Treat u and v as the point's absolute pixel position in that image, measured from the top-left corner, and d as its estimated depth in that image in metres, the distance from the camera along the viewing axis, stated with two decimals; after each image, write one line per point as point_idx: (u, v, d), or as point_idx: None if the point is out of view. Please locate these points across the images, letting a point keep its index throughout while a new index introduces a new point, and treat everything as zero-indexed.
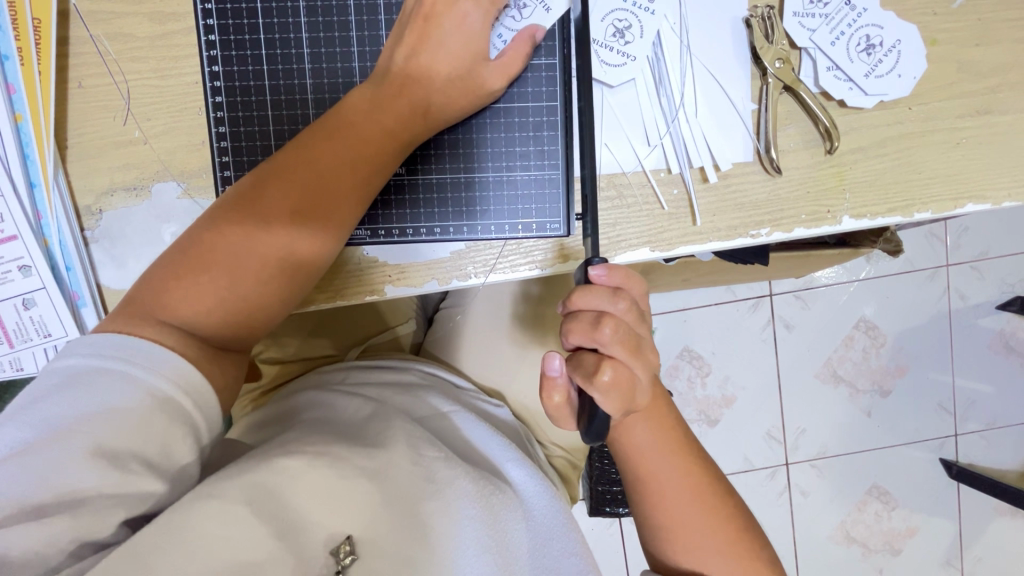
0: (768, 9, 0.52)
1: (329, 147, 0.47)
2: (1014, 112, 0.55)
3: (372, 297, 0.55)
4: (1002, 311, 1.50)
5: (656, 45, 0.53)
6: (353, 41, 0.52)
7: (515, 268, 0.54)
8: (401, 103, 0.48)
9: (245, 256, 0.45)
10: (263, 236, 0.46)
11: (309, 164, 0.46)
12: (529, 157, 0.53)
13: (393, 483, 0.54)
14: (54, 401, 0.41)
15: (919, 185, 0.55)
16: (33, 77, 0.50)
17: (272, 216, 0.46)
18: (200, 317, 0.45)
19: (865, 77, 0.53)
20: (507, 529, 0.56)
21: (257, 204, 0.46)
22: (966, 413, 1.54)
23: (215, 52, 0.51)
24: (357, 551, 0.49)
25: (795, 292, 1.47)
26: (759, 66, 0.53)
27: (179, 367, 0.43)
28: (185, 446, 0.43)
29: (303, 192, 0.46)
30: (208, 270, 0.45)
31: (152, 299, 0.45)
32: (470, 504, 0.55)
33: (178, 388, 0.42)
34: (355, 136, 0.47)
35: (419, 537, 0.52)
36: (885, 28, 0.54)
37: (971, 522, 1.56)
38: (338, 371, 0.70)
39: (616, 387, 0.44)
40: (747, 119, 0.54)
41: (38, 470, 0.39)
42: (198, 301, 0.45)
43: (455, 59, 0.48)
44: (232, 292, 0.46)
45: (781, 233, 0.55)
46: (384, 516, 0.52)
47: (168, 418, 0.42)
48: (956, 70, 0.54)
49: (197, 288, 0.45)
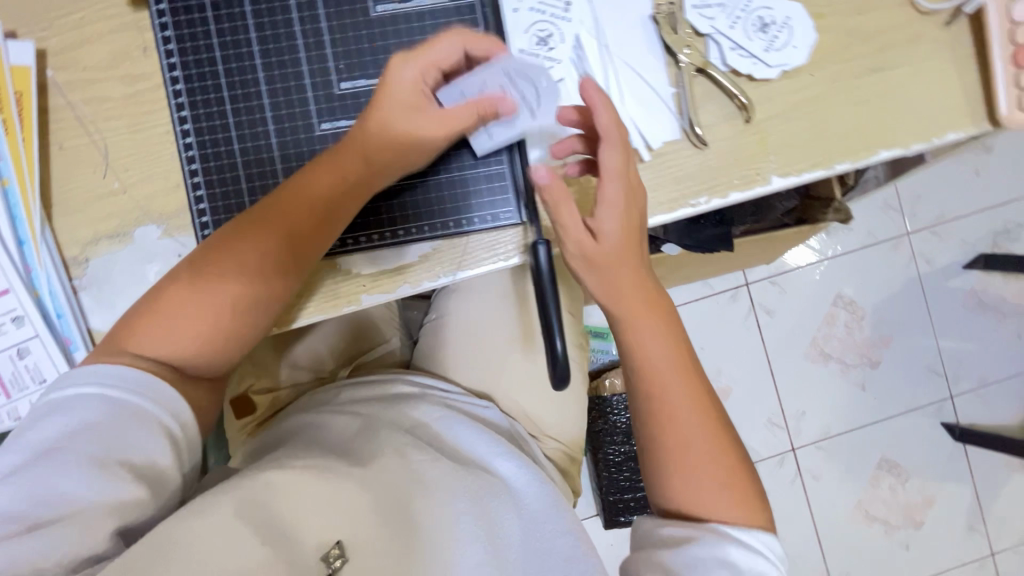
0: (671, 5, 0.59)
1: (289, 204, 0.51)
2: (904, 66, 0.61)
3: (350, 307, 0.58)
4: (970, 269, 1.54)
5: (577, 48, 0.59)
6: (304, 73, 0.56)
7: (481, 262, 0.58)
8: (359, 154, 0.51)
9: (219, 303, 0.50)
10: (237, 277, 0.50)
11: (272, 219, 0.50)
12: (476, 156, 0.58)
13: (383, 488, 0.56)
14: (43, 425, 0.45)
15: (834, 140, 0.61)
16: (18, 145, 0.55)
17: (242, 268, 0.50)
18: (177, 351, 0.49)
19: (766, 52, 0.60)
20: (500, 520, 0.57)
21: (227, 256, 0.50)
22: (957, 374, 1.56)
23: (182, 99, 0.56)
24: (347, 554, 0.51)
25: (770, 278, 1.52)
26: (672, 56, 0.60)
27: (158, 387, 0.47)
28: (165, 453, 0.47)
29: (269, 246, 0.50)
30: (184, 310, 0.49)
31: (125, 336, 0.49)
32: (460, 499, 0.57)
33: (152, 400, 0.47)
34: (320, 189, 0.51)
35: (410, 536, 0.53)
36: (775, 9, 0.60)
37: (986, 483, 1.55)
38: (328, 392, 0.72)
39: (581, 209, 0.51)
40: (669, 101, 0.60)
41: (33, 486, 0.43)
42: (175, 338, 0.49)
43: (415, 104, 0.51)
44: (207, 327, 0.50)
45: (719, 199, 0.60)
46: (374, 519, 0.53)
47: (149, 428, 0.46)
48: (844, 38, 0.61)
49: (176, 329, 0.49)
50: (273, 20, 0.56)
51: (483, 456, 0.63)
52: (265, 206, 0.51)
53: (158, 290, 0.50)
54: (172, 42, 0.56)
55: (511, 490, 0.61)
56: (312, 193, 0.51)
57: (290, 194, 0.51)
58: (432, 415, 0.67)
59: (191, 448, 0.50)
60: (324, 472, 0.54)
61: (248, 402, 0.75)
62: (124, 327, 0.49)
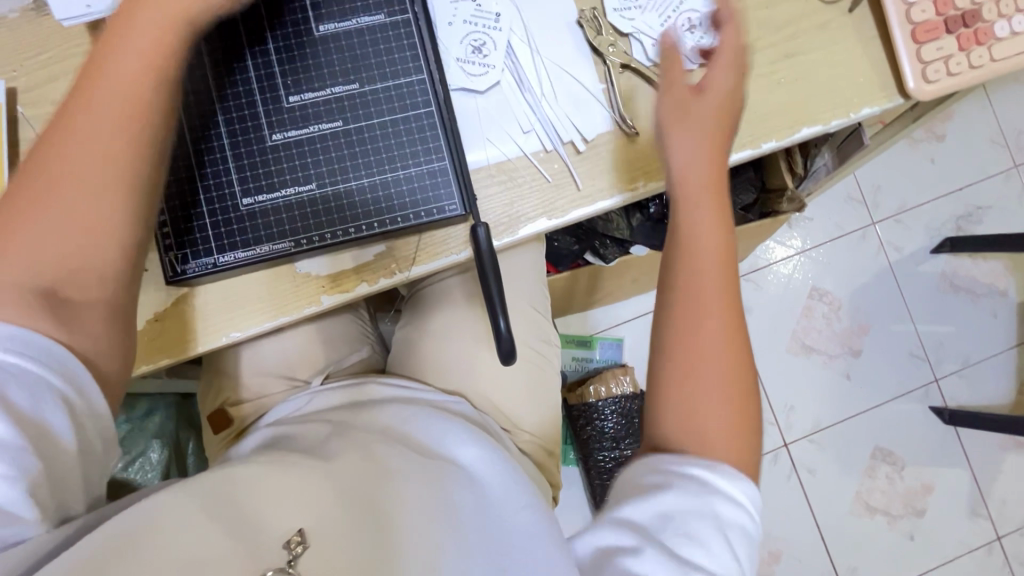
0: (593, 11, 0.64)
1: (113, 82, 0.46)
2: (815, 51, 0.66)
3: (311, 308, 0.61)
4: (938, 254, 1.58)
5: (510, 54, 0.63)
6: (250, 78, 0.57)
7: (434, 257, 0.61)
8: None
9: (72, 201, 0.45)
10: (91, 169, 0.46)
11: (98, 100, 0.46)
12: (419, 153, 0.58)
13: (349, 481, 0.51)
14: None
15: (759, 122, 0.65)
16: None
17: (82, 160, 0.46)
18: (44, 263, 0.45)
19: (691, 49, 0.65)
20: (465, 512, 0.51)
21: (62, 149, 0.45)
22: (939, 357, 1.58)
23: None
24: (310, 541, 0.46)
25: (744, 276, 1.55)
26: (599, 55, 0.64)
27: (41, 345, 0.44)
28: (57, 418, 0.43)
29: (112, 134, 0.46)
30: (38, 215, 0.45)
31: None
32: (428, 493, 0.52)
33: (40, 363, 0.43)
34: (136, 43, 0.47)
35: (378, 525, 0.48)
36: (701, 11, 0.66)
37: (983, 464, 1.55)
38: (300, 398, 0.74)
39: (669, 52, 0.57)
40: (599, 96, 0.64)
41: None
42: (39, 249, 0.45)
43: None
44: (78, 225, 0.46)
45: (655, 183, 0.64)
46: (339, 507, 0.49)
47: (41, 397, 0.43)
48: (757, 29, 0.66)
49: (29, 240, 0.44)
50: (218, 28, 0.56)
51: (450, 446, 0.59)
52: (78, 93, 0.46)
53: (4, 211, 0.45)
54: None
55: (477, 478, 0.56)
56: (132, 50, 0.47)
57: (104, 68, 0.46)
58: (404, 416, 0.64)
59: (95, 419, 0.47)
60: (296, 466, 0.52)
61: (226, 415, 0.78)
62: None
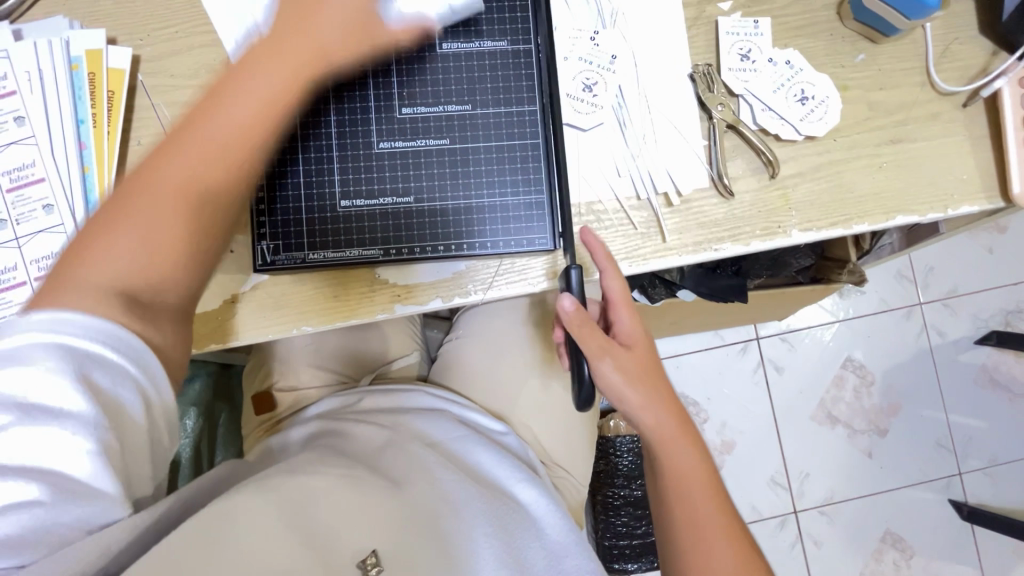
0: (707, 67, 0.64)
1: (213, 113, 0.47)
2: (921, 141, 0.66)
3: (384, 314, 0.61)
4: (981, 345, 1.51)
5: (620, 97, 0.64)
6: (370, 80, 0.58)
7: (510, 285, 0.61)
8: (302, 38, 0.47)
9: (159, 222, 0.46)
10: (190, 189, 0.46)
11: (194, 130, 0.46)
12: (519, 184, 0.60)
13: (415, 504, 0.58)
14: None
15: (853, 203, 0.64)
16: (103, 136, 0.60)
17: (170, 182, 0.46)
18: (125, 264, 0.45)
19: (801, 120, 0.64)
20: (521, 544, 0.59)
21: (156, 172, 0.46)
22: (966, 450, 1.50)
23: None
24: (382, 564, 0.52)
25: (780, 335, 1.50)
26: (706, 111, 0.65)
27: (129, 341, 0.43)
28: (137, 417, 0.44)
29: (203, 159, 0.46)
30: (130, 220, 0.46)
31: (65, 274, 0.44)
32: (486, 523, 0.59)
33: (120, 353, 0.43)
34: (250, 95, 0.47)
35: (442, 550, 0.54)
36: (817, 85, 0.65)
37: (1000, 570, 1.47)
38: (349, 397, 0.75)
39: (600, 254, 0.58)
40: (700, 152, 0.64)
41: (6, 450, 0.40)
42: (121, 252, 0.45)
43: (348, 10, 0.49)
44: (161, 248, 0.46)
45: (741, 246, 0.63)
46: (399, 531, 0.55)
47: (116, 379, 0.43)
48: (867, 109, 0.66)
49: (113, 255, 0.45)
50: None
51: (504, 481, 0.66)
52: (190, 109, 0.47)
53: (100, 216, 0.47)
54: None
55: (535, 519, 0.63)
56: (252, 83, 0.47)
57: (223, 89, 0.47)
58: (451, 435, 0.69)
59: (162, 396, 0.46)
60: (360, 483, 0.58)
61: (270, 399, 0.79)
62: (68, 259, 0.46)
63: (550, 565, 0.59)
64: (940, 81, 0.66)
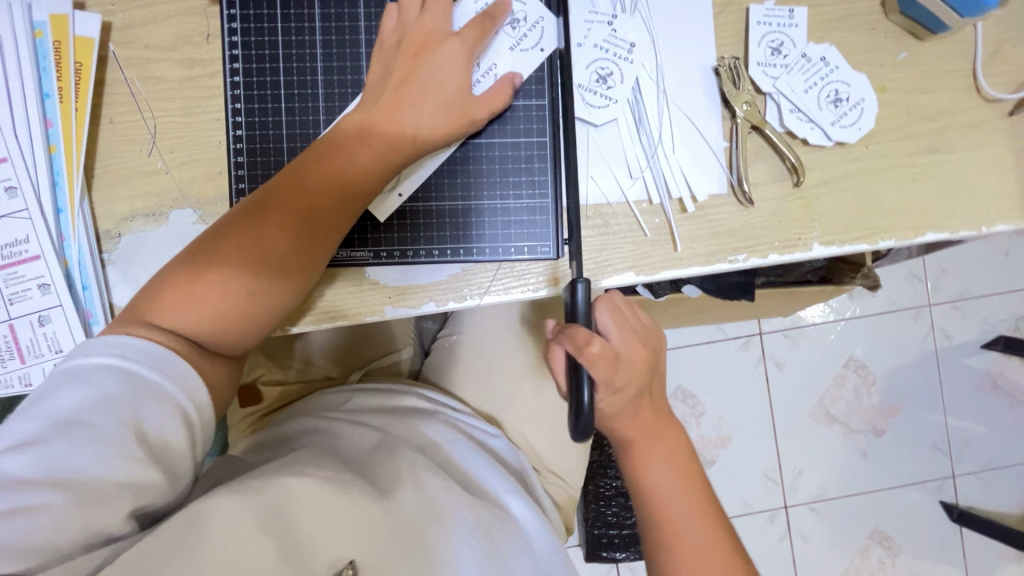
0: (734, 59, 0.59)
1: (307, 175, 0.51)
2: (959, 151, 0.60)
3: (373, 317, 0.58)
4: (987, 349, 1.48)
5: (635, 90, 0.59)
6: (363, 70, 0.57)
7: (508, 290, 0.57)
8: (391, 127, 0.53)
9: (240, 275, 0.49)
10: (260, 254, 0.50)
11: (289, 190, 0.51)
12: (521, 186, 0.57)
13: (400, 513, 0.55)
14: (58, 396, 0.44)
15: (881, 216, 0.60)
16: (71, 113, 0.55)
17: (255, 237, 0.50)
18: (196, 321, 0.49)
19: (831, 125, 0.59)
20: (507, 558, 0.57)
21: (242, 226, 0.50)
22: (962, 453, 1.49)
23: (238, 78, 0.56)
24: (359, 575, 0.52)
25: (784, 332, 1.47)
26: (729, 110, 0.59)
27: (181, 371, 0.47)
28: (180, 436, 0.46)
29: (291, 217, 0.50)
30: (208, 272, 0.49)
31: (145, 306, 0.48)
32: (472, 537, 0.56)
33: (175, 385, 0.46)
34: (348, 163, 0.52)
35: (422, 562, 0.54)
36: (853, 86, 0.59)
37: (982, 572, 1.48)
38: (337, 396, 0.73)
39: (602, 359, 0.51)
40: (720, 155, 0.59)
41: (49, 459, 0.42)
42: (193, 307, 0.48)
43: (437, 94, 0.53)
44: (241, 297, 0.50)
45: (757, 259, 0.59)
46: (384, 541, 0.54)
47: (168, 412, 0.45)
48: (905, 114, 0.60)
49: (193, 302, 0.49)
50: (340, 14, 0.57)
51: (495, 489, 0.63)
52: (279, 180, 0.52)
53: (180, 261, 0.50)
54: (238, 20, 0.56)
55: (526, 532, 0.60)
56: (337, 168, 0.52)
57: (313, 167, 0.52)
58: (443, 438, 0.67)
59: (204, 426, 0.49)
60: (344, 486, 0.55)
61: (256, 391, 0.77)
62: (148, 296, 0.49)
63: None
64: (987, 86, 0.60)
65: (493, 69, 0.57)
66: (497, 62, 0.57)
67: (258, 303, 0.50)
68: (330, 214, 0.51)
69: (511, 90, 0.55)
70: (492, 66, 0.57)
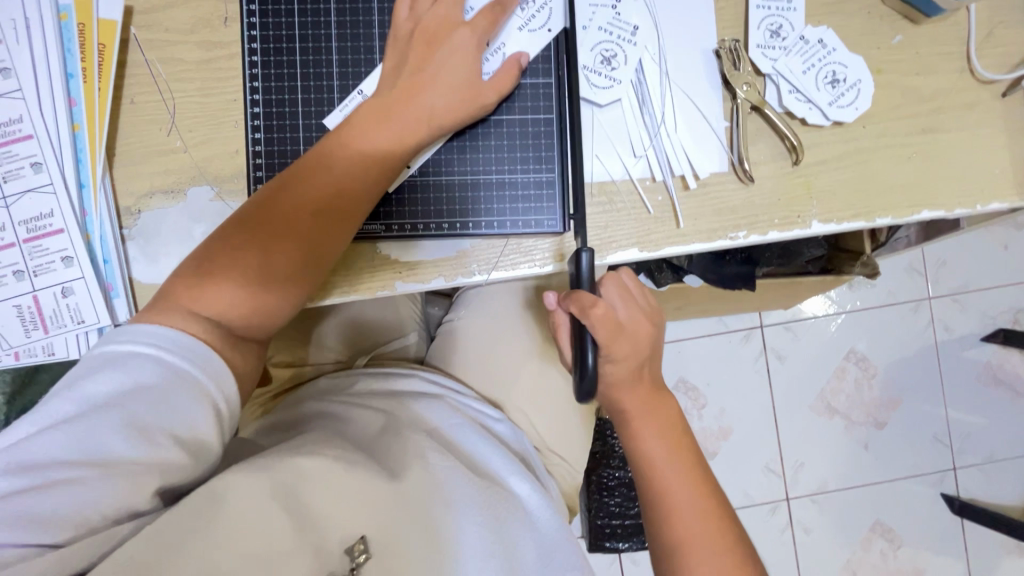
0: (734, 42, 0.60)
1: (328, 164, 0.53)
2: (953, 131, 0.62)
3: (384, 291, 0.59)
4: (987, 342, 1.49)
5: (638, 71, 0.61)
6: (376, 49, 0.59)
7: (516, 265, 0.59)
8: (406, 113, 0.54)
9: (269, 260, 0.52)
10: (288, 239, 0.52)
11: (311, 177, 0.53)
12: (529, 161, 0.59)
13: (408, 490, 0.57)
14: (95, 381, 0.46)
15: (878, 194, 0.62)
16: (94, 93, 0.57)
17: (281, 224, 0.52)
18: (228, 306, 0.51)
19: (830, 105, 0.60)
20: (513, 539, 0.59)
21: (267, 214, 0.52)
22: (962, 445, 1.50)
23: (255, 57, 0.58)
24: (370, 549, 0.53)
25: (785, 324, 1.48)
26: (730, 90, 0.61)
27: (210, 357, 0.49)
28: (208, 422, 0.48)
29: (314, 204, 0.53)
30: (239, 260, 0.51)
31: (177, 295, 0.50)
32: (478, 515, 0.58)
33: (203, 373, 0.48)
34: (367, 149, 0.54)
35: (431, 538, 0.56)
36: (850, 67, 0.61)
37: (984, 564, 1.48)
38: (347, 378, 0.75)
39: (603, 321, 0.54)
40: (720, 134, 0.61)
41: (82, 439, 0.44)
42: (225, 293, 0.51)
43: (450, 80, 0.55)
44: (269, 281, 0.52)
45: (757, 236, 0.61)
46: (394, 517, 0.55)
47: (198, 398, 0.47)
48: (900, 96, 0.62)
49: (223, 288, 0.51)
50: None
51: (500, 471, 0.65)
52: (300, 169, 0.54)
53: (209, 249, 0.52)
54: (256, 2, 0.58)
55: (531, 512, 0.63)
56: (358, 155, 0.54)
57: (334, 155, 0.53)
58: (448, 422, 0.68)
59: (231, 414, 0.50)
60: (352, 464, 0.56)
61: (268, 373, 0.79)
62: (179, 286, 0.51)
63: (539, 558, 0.60)
64: (980, 68, 0.62)
65: (501, 49, 0.59)
66: (505, 41, 0.59)
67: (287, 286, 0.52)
68: (352, 199, 0.54)
69: (517, 71, 0.56)
70: (500, 46, 0.59)
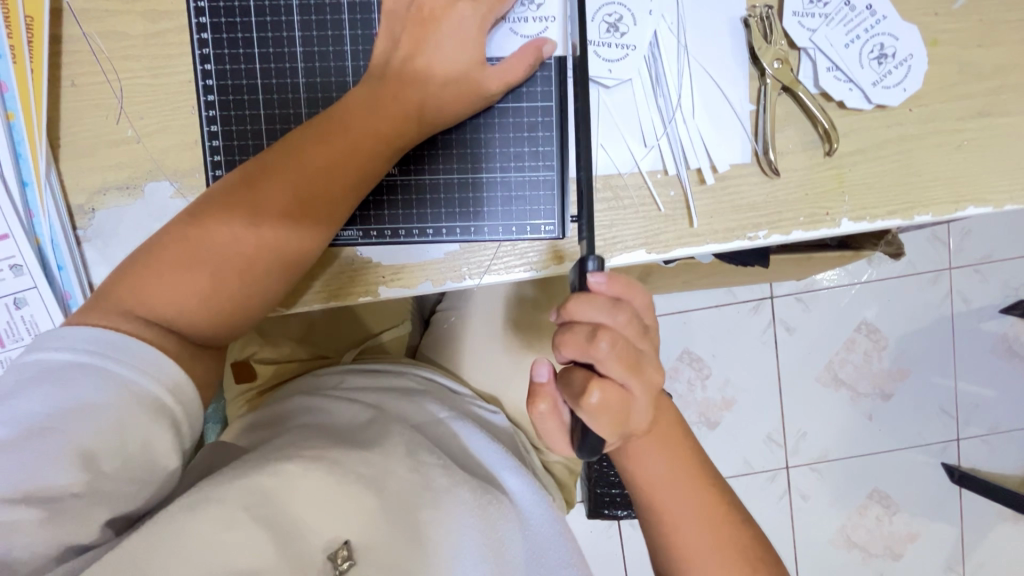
0: (767, 8, 0.52)
1: (307, 149, 0.46)
2: (1014, 114, 0.54)
3: (367, 297, 0.54)
4: (1007, 314, 1.31)
5: (652, 45, 0.53)
6: (344, 24, 0.52)
7: (509, 269, 0.54)
8: (398, 103, 0.48)
9: (228, 258, 0.45)
10: (251, 233, 0.45)
11: (295, 164, 0.46)
12: (523, 157, 0.53)
13: (392, 492, 0.52)
14: (25, 399, 0.40)
15: (919, 188, 0.54)
16: (25, 75, 0.50)
17: (251, 215, 0.45)
18: (179, 308, 0.45)
19: (873, 85, 0.53)
20: (505, 536, 0.54)
21: (233, 205, 0.46)
22: (968, 417, 1.33)
23: (205, 35, 0.51)
24: (354, 555, 0.48)
25: (796, 295, 1.29)
26: (758, 66, 0.53)
27: (162, 366, 0.43)
28: (166, 442, 0.43)
29: (288, 194, 0.46)
30: (194, 262, 0.45)
31: (120, 291, 0.45)
32: (473, 515, 0.53)
33: (154, 382, 0.43)
34: (351, 134, 0.47)
35: (415, 541, 0.50)
36: (901, 39, 0.53)
37: (991, 541, 1.35)
38: (331, 376, 0.69)
39: (606, 410, 0.41)
40: (745, 119, 0.53)
41: (20, 469, 0.39)
42: (177, 294, 0.45)
43: (449, 66, 0.48)
44: (230, 283, 0.45)
45: (780, 235, 0.54)
46: (383, 521, 0.50)
47: (151, 412, 0.42)
48: (958, 72, 0.54)
49: (175, 287, 0.45)
50: None
51: (493, 465, 0.61)
52: (275, 157, 0.47)
53: (162, 247, 0.45)
54: None
55: (521, 510, 0.58)
56: (342, 142, 0.46)
57: (310, 147, 0.46)
58: (441, 415, 0.64)
59: (192, 424, 0.46)
60: (332, 465, 0.50)
61: (249, 369, 0.75)
62: (122, 283, 0.45)
63: (531, 558, 0.55)
64: None
65: (548, 21, 0.52)
66: (556, 15, 0.52)
67: (254, 288, 0.46)
68: (333, 196, 0.47)
69: (538, 58, 0.50)
70: (547, 16, 0.52)
